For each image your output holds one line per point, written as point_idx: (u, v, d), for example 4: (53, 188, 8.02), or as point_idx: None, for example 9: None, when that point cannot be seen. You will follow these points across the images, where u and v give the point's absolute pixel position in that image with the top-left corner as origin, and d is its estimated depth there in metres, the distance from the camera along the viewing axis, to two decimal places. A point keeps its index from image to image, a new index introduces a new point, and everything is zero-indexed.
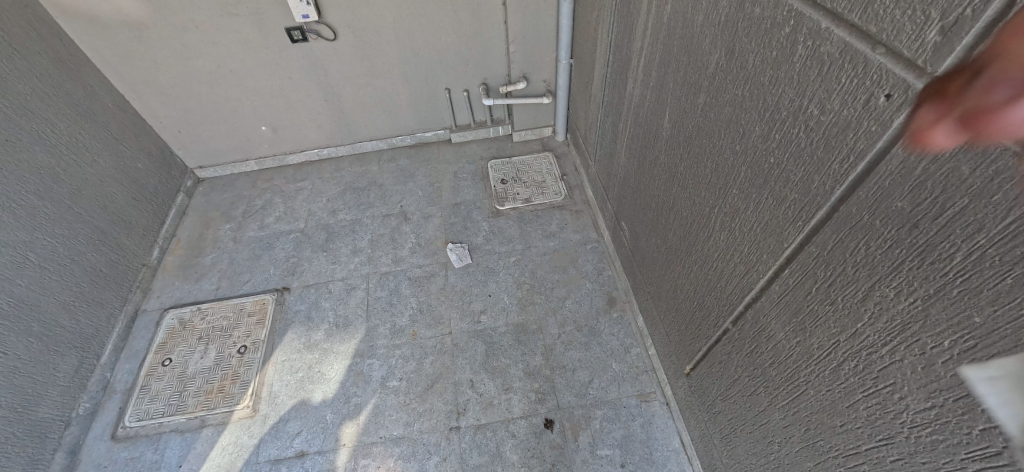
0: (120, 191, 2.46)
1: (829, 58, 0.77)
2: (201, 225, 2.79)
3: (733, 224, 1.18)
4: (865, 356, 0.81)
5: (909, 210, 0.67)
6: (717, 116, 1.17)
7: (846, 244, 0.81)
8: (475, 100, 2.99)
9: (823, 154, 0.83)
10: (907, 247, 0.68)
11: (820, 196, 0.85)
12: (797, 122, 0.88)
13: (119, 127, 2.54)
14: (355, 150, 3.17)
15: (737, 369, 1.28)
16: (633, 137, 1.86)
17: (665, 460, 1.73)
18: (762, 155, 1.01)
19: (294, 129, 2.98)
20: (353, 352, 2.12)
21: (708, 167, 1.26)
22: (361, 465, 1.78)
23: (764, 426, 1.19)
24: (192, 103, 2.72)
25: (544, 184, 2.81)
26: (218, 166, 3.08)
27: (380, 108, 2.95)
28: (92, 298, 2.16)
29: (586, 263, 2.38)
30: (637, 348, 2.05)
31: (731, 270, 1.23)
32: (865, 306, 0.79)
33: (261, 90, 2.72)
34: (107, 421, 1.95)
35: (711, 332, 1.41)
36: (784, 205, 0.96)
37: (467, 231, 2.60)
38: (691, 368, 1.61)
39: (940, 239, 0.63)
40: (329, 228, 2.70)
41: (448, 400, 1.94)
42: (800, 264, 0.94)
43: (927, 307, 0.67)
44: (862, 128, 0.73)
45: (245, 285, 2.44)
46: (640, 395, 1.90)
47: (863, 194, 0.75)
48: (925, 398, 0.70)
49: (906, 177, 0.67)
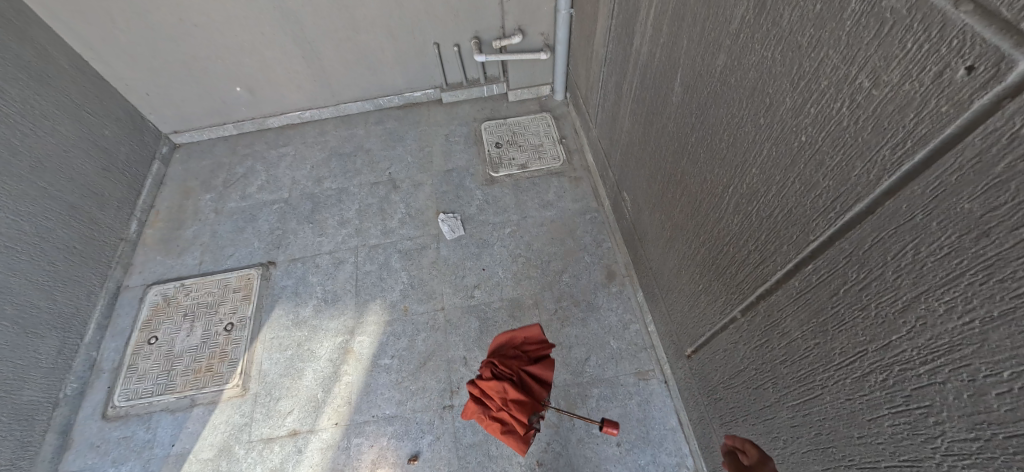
0: (88, 162, 2.29)
1: (892, 15, 0.61)
2: (180, 195, 2.65)
3: (749, 208, 1.06)
4: (897, 371, 0.71)
5: (978, 214, 0.54)
6: (739, 81, 1.01)
7: (888, 246, 0.69)
8: (467, 55, 2.74)
9: (869, 136, 0.68)
10: (970, 259, 0.56)
11: (862, 185, 0.72)
12: (841, 96, 0.73)
13: (80, 91, 2.31)
14: (340, 112, 2.95)
15: (743, 360, 1.21)
16: (639, 99, 1.67)
17: (661, 439, 1.73)
18: (791, 131, 0.86)
19: (272, 90, 2.76)
20: (344, 329, 2.07)
21: (725, 141, 1.11)
22: (354, 443, 1.79)
23: (770, 421, 1.14)
24: (157, 63, 2.47)
25: (541, 148, 2.64)
26: (193, 131, 2.87)
27: (364, 65, 2.70)
28: (68, 277, 2.07)
29: (585, 235, 2.27)
30: (636, 324, 1.99)
31: (744, 257, 1.12)
32: (904, 318, 0.68)
33: (231, 46, 2.47)
34: (97, 400, 1.95)
35: (717, 318, 1.33)
36: (814, 193, 0.83)
37: (459, 201, 2.46)
38: (692, 350, 1.55)
39: (1016, 254, 0.51)
40: (315, 198, 2.56)
41: (441, 377, 1.91)
42: (827, 261, 0.83)
43: (986, 331, 0.56)
44: (927, 109, 0.58)
45: (229, 259, 2.34)
46: (638, 373, 1.87)
47: (919, 188, 0.62)
48: (967, 428, 0.62)
49: (981, 174, 0.53)
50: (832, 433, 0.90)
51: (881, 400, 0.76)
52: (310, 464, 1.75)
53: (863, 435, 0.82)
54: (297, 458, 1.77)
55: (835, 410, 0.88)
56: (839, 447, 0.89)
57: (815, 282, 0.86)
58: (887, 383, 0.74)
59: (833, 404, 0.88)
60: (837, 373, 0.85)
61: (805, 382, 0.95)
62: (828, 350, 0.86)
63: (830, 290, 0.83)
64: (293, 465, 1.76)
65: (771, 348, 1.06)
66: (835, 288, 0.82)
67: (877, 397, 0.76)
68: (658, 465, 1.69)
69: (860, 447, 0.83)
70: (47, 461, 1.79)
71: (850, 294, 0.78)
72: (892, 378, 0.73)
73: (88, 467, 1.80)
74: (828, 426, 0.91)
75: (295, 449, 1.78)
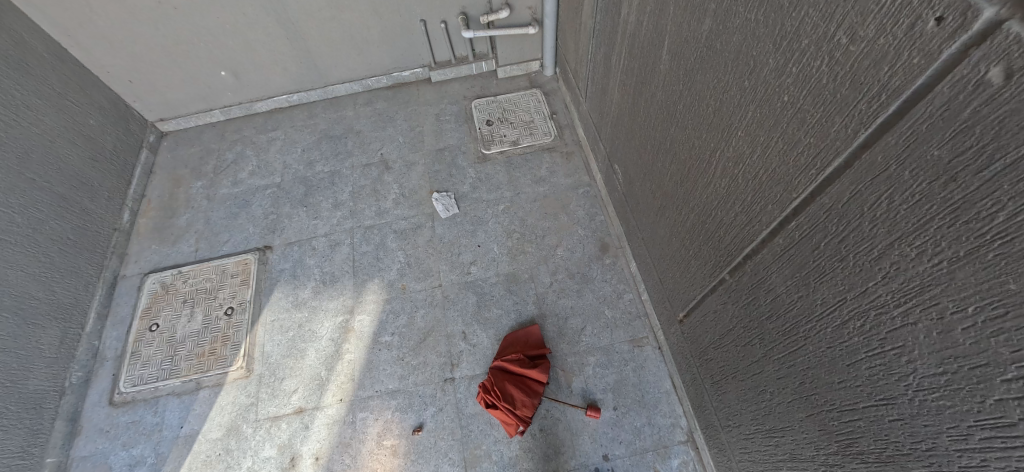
0: (74, 152, 2.25)
1: None
2: (170, 183, 2.63)
3: (735, 171, 1.08)
4: (873, 316, 0.76)
5: (947, 160, 0.57)
6: (724, 46, 1.02)
7: (864, 197, 0.72)
8: (455, 32, 2.70)
9: (848, 91, 0.70)
10: (938, 204, 0.59)
11: (840, 140, 0.74)
12: (821, 53, 0.74)
13: (60, 80, 2.25)
14: (327, 94, 2.92)
15: (731, 320, 1.26)
16: (628, 70, 1.67)
17: (656, 402, 1.80)
18: (774, 92, 0.88)
19: (257, 73, 2.71)
20: (343, 309, 2.10)
21: (712, 106, 1.12)
22: (360, 417, 1.84)
23: (758, 376, 1.19)
24: (138, 47, 2.41)
25: (532, 124, 2.63)
26: (180, 118, 2.83)
27: (350, 45, 2.66)
28: (64, 268, 2.06)
29: (578, 209, 2.30)
30: (630, 293, 2.04)
31: (731, 220, 1.15)
32: (879, 265, 0.72)
33: (213, 28, 2.41)
34: (102, 387, 1.99)
35: (706, 281, 1.37)
36: (797, 150, 0.85)
37: (452, 179, 2.47)
38: (684, 315, 1.60)
39: (981, 196, 0.53)
40: (307, 181, 2.56)
41: (441, 352, 1.95)
42: (809, 216, 0.86)
43: (953, 271, 0.59)
44: (900, 61, 0.60)
45: (224, 245, 2.35)
46: (632, 340, 1.93)
47: (893, 139, 0.64)
48: (936, 364, 0.66)
49: (949, 121, 0.55)
50: (815, 380, 0.96)
51: (859, 345, 0.80)
52: (317, 439, 1.81)
53: (843, 380, 0.87)
54: (304, 434, 1.82)
55: (817, 358, 0.93)
56: (821, 394, 0.95)
57: (798, 238, 0.90)
58: (864, 329, 0.78)
59: (815, 353, 0.93)
60: (819, 323, 0.89)
61: (789, 335, 1.00)
62: (810, 302, 0.91)
63: (812, 245, 0.86)
64: (301, 441, 1.81)
65: (758, 305, 1.10)
66: (816, 243, 0.85)
67: (855, 343, 0.81)
68: (654, 426, 1.76)
69: (840, 391, 0.88)
70: (58, 448, 1.84)
71: (830, 247, 0.82)
72: (869, 323, 0.77)
73: (100, 450, 1.85)
74: (811, 374, 0.96)
75: (302, 426, 1.84)
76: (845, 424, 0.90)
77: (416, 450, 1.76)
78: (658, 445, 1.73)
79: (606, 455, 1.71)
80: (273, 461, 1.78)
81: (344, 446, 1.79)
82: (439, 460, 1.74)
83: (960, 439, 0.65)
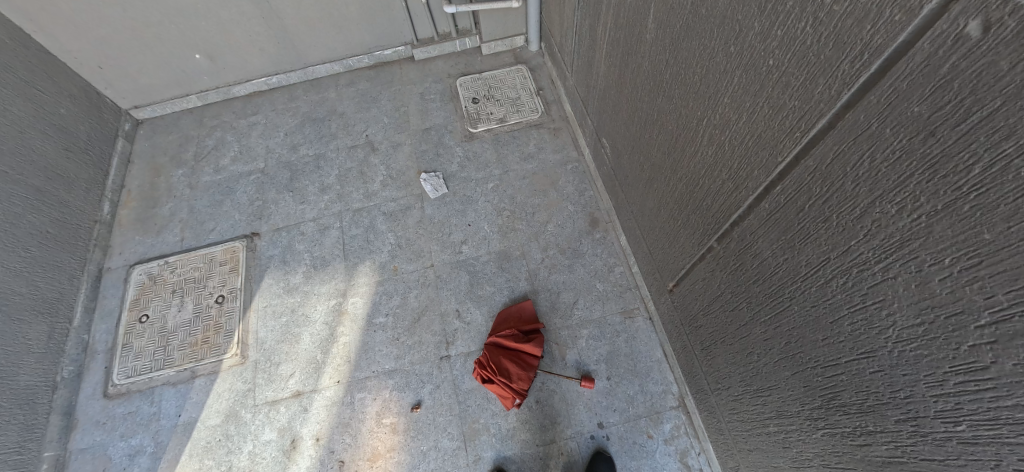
0: (47, 142, 2.16)
1: None
2: (151, 173, 2.56)
3: (721, 138, 1.09)
4: (856, 272, 0.78)
5: (927, 116, 0.57)
6: (709, 12, 1.01)
7: (847, 158, 0.72)
8: (437, 8, 2.62)
9: (831, 53, 0.70)
10: (918, 160, 0.60)
11: (823, 103, 0.74)
12: (805, 15, 0.74)
13: (27, 67, 2.13)
14: (307, 76, 2.84)
15: (720, 285, 1.28)
16: (615, 41, 1.65)
17: (648, 370, 1.85)
18: (759, 56, 0.87)
19: (233, 55, 2.62)
20: (335, 292, 2.09)
21: (699, 72, 1.11)
22: (358, 398, 1.86)
23: (746, 339, 1.23)
24: (106, 30, 2.30)
25: (518, 101, 2.60)
26: (155, 105, 2.73)
27: (328, 23, 2.58)
28: (46, 262, 2.01)
29: (567, 185, 2.29)
30: (621, 266, 2.06)
31: (719, 187, 1.16)
32: (861, 223, 0.73)
33: (185, 9, 2.31)
34: (96, 380, 1.98)
35: (695, 250, 1.39)
36: (781, 115, 0.86)
37: (440, 159, 2.44)
38: (674, 284, 1.63)
39: (958, 149, 0.54)
40: (292, 166, 2.51)
41: (437, 331, 1.97)
42: (794, 180, 0.87)
43: (931, 224, 0.61)
44: (882, 19, 0.60)
45: (211, 234, 2.31)
46: (624, 311, 1.96)
47: (874, 98, 0.64)
48: (914, 316, 0.68)
49: (929, 77, 0.56)
50: (801, 340, 0.98)
51: (842, 302, 0.83)
52: (317, 421, 1.83)
53: (826, 336, 0.90)
54: (303, 417, 1.84)
55: (803, 318, 0.95)
56: (807, 352, 0.98)
57: (784, 201, 0.91)
58: (847, 286, 0.80)
59: (801, 312, 0.95)
60: (804, 284, 0.91)
61: (775, 297, 1.03)
62: (796, 263, 0.93)
63: (797, 207, 0.88)
64: (301, 423, 1.83)
65: (746, 270, 1.12)
66: (801, 205, 0.86)
67: (838, 300, 0.83)
68: (646, 393, 1.81)
69: (824, 348, 0.91)
70: (55, 441, 1.84)
71: (814, 208, 0.83)
72: (851, 280, 0.79)
73: (99, 443, 1.86)
74: (797, 334, 0.99)
75: (301, 409, 1.86)
76: (828, 379, 0.93)
77: (415, 427, 1.80)
78: (651, 411, 1.78)
79: (601, 423, 1.77)
80: (274, 445, 1.80)
81: (343, 426, 1.82)
82: (438, 435, 1.78)
83: (937, 385, 0.68)
